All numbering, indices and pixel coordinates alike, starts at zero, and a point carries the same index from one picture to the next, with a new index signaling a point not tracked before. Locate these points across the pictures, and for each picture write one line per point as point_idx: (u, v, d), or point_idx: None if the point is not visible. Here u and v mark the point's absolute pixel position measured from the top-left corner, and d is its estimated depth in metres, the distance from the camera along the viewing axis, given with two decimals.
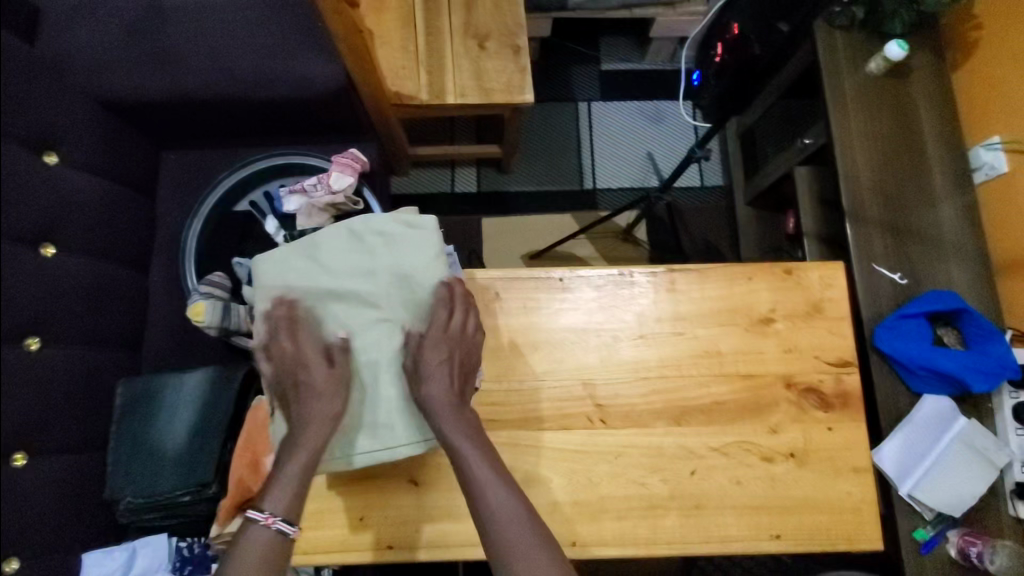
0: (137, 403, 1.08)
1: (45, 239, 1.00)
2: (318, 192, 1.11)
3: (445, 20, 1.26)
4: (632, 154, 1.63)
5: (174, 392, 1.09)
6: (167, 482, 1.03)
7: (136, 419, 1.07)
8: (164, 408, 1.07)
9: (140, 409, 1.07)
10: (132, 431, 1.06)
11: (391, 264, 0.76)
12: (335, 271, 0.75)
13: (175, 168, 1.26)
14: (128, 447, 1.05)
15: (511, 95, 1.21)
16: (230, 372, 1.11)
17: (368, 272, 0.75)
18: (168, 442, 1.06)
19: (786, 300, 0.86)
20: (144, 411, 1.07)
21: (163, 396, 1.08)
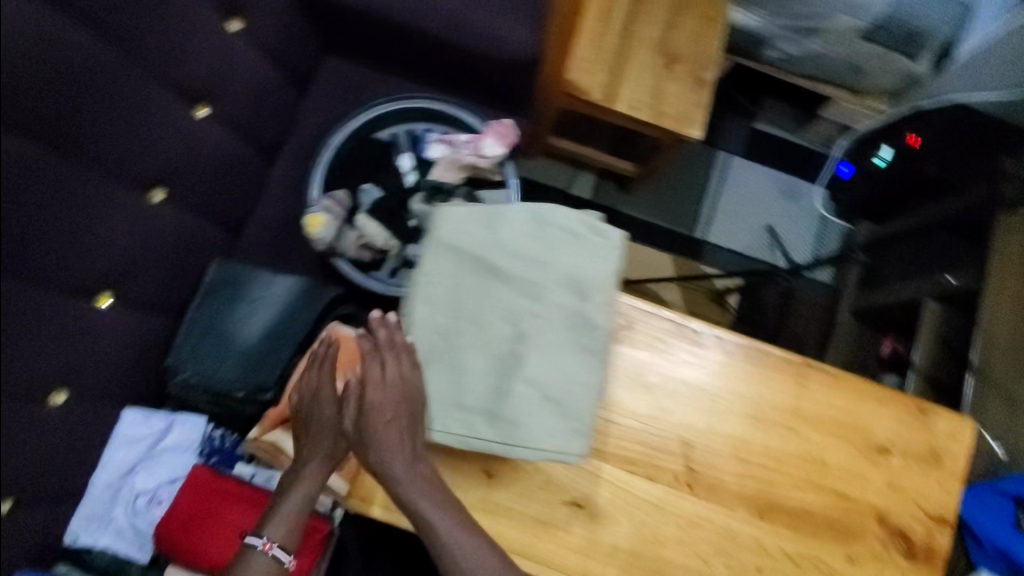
0: (225, 286, 1.07)
1: (201, 99, 1.00)
2: (465, 150, 1.11)
3: (643, 29, 1.24)
4: (753, 221, 1.62)
5: (263, 289, 1.08)
6: (228, 373, 1.02)
7: (219, 301, 1.06)
8: (248, 301, 1.07)
9: (226, 293, 1.06)
10: (210, 311, 1.05)
11: (569, 267, 0.65)
12: (508, 251, 0.65)
13: (333, 75, 1.25)
14: (201, 326, 1.04)
15: (681, 125, 1.19)
16: (321, 289, 1.10)
17: (541, 264, 0.65)
18: (240, 335, 1.05)
19: (906, 436, 0.83)
20: (229, 297, 1.06)
21: (250, 289, 1.08)
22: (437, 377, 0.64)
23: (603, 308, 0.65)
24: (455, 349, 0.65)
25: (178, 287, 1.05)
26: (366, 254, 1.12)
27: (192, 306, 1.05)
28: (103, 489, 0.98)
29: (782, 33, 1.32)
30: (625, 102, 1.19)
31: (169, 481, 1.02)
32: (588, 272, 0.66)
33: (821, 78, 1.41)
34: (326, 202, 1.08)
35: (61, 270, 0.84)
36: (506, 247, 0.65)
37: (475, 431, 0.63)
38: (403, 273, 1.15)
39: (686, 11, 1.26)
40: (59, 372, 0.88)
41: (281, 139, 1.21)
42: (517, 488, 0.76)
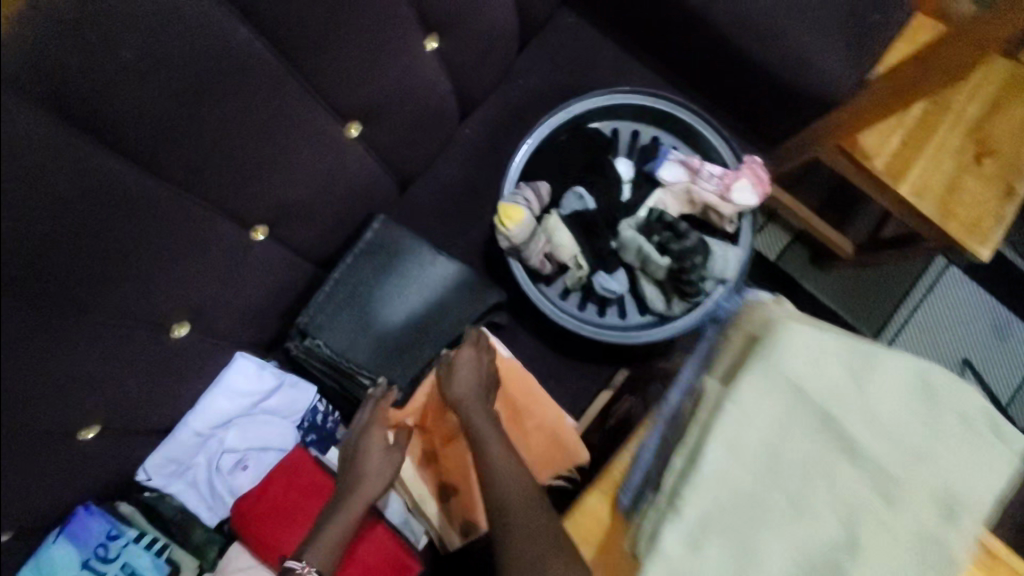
0: (382, 252, 0.90)
1: (432, 30, 0.82)
2: (707, 184, 0.88)
3: (958, 101, 0.97)
4: (949, 350, 1.34)
5: (421, 269, 0.90)
6: (360, 357, 0.87)
7: (371, 269, 0.89)
8: (402, 278, 0.90)
9: (381, 261, 0.89)
10: (358, 277, 0.88)
11: (942, 473, 0.46)
12: (873, 418, 0.46)
13: (565, 34, 1.03)
14: (345, 292, 0.88)
15: (969, 236, 0.93)
16: (483, 293, 0.92)
17: (908, 452, 0.46)
18: (383, 316, 0.88)
19: None
20: (383, 268, 0.89)
21: (408, 265, 0.90)
22: (716, 551, 0.45)
23: (967, 549, 0.45)
24: (753, 524, 0.45)
25: (334, 235, 0.89)
26: (546, 265, 0.92)
27: (341, 265, 0.88)
28: (190, 436, 0.85)
29: None
30: (911, 184, 0.94)
31: (260, 448, 0.88)
32: (969, 492, 0.46)
33: None
34: (526, 193, 0.89)
35: (229, 194, 0.71)
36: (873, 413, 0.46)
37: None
38: (576, 298, 0.95)
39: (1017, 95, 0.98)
40: (190, 305, 0.75)
41: (488, 94, 1.01)
42: None
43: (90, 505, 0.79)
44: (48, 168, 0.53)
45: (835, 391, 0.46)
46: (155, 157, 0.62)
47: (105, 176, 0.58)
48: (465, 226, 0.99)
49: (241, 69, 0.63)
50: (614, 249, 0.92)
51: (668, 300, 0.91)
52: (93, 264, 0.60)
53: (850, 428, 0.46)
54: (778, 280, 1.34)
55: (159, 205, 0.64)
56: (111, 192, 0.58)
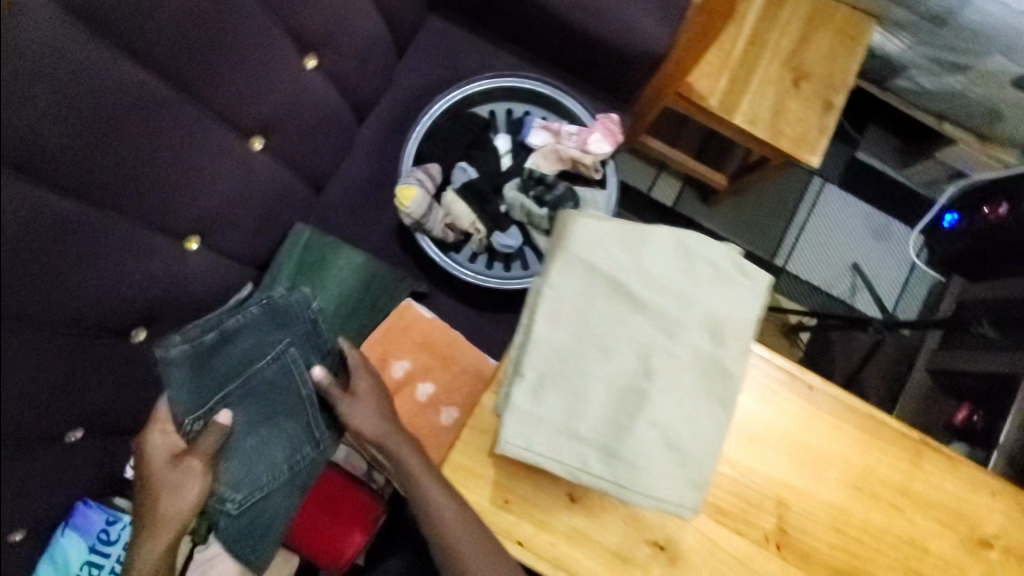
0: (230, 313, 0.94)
1: (312, 50, 0.96)
2: (570, 142, 1.05)
3: (773, 38, 1.14)
4: (837, 258, 1.51)
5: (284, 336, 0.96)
6: (232, 462, 0.89)
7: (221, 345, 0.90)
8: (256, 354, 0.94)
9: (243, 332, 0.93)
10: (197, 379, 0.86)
11: (708, 307, 0.60)
12: (651, 276, 0.60)
13: (436, 38, 1.19)
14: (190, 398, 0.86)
15: (798, 149, 1.10)
16: (402, 274, 1.09)
17: (680, 296, 0.60)
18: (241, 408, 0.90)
19: (1016, 534, 0.76)
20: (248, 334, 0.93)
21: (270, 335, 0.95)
22: (557, 399, 0.59)
23: (738, 359, 0.60)
24: (581, 376, 0.59)
25: (260, 237, 1.03)
26: (450, 234, 1.07)
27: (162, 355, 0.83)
28: None
29: (922, 62, 1.19)
30: (743, 115, 1.11)
31: None
32: (729, 316, 0.60)
33: (947, 117, 1.29)
34: (419, 174, 1.04)
35: (158, 214, 0.84)
36: (649, 273, 0.60)
37: (588, 466, 0.58)
38: (484, 260, 1.11)
39: (823, 25, 1.16)
40: (144, 313, 0.87)
41: (375, 94, 1.15)
42: (603, 517, 0.72)
43: (87, 500, 0.93)
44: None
45: (619, 264, 0.61)
46: (78, 187, 0.71)
47: (42, 211, 0.68)
48: (377, 215, 1.14)
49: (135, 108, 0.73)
50: (504, 211, 1.07)
51: None
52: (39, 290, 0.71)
53: (636, 292, 0.60)
54: (676, 220, 1.51)
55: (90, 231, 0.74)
56: (49, 221, 0.69)
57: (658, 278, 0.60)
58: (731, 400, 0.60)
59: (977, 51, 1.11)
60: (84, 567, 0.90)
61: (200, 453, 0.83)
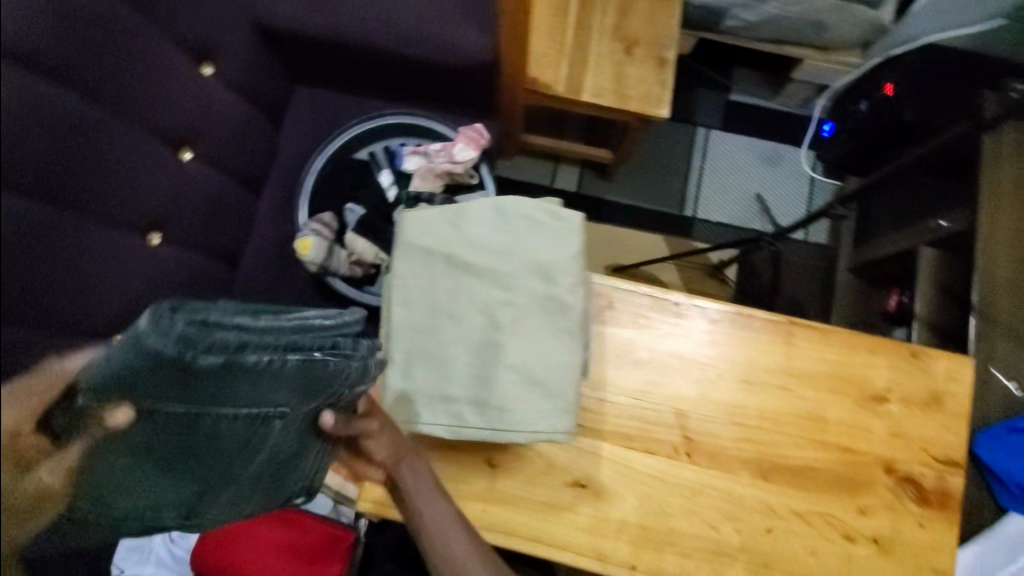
0: (159, 347, 0.39)
1: (184, 144, 1.05)
2: (440, 158, 1.15)
3: (598, 18, 1.25)
4: (740, 193, 1.60)
5: (269, 416, 0.49)
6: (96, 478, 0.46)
7: (154, 381, 0.41)
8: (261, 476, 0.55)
9: (226, 423, 0.47)
10: (131, 377, 0.40)
11: (530, 254, 0.69)
12: (477, 243, 0.70)
13: (305, 104, 1.29)
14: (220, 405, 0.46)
15: (647, 106, 1.20)
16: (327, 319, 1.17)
17: (505, 252, 0.69)
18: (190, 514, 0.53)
19: (906, 382, 0.81)
20: (240, 416, 0.47)
21: (299, 452, 0.57)
22: (424, 370, 0.67)
23: (570, 289, 0.68)
24: (441, 345, 0.68)
25: None
26: (358, 269, 1.15)
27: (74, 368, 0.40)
28: None
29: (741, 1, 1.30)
30: (590, 92, 1.21)
31: None
32: (552, 256, 0.69)
33: (786, 40, 1.39)
34: (313, 224, 1.12)
35: (85, 317, 0.88)
36: (475, 241, 0.70)
37: (465, 419, 0.66)
38: None
39: None
40: None
41: (263, 168, 1.24)
42: (522, 474, 0.77)
43: None
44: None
45: (448, 242, 0.70)
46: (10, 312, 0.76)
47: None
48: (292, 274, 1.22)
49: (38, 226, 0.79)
50: None
51: None
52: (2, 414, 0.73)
53: (467, 260, 0.69)
54: (584, 202, 1.59)
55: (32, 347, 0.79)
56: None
57: (483, 243, 0.70)
58: (573, 326, 0.68)
59: None
60: None
61: (51, 461, 0.41)
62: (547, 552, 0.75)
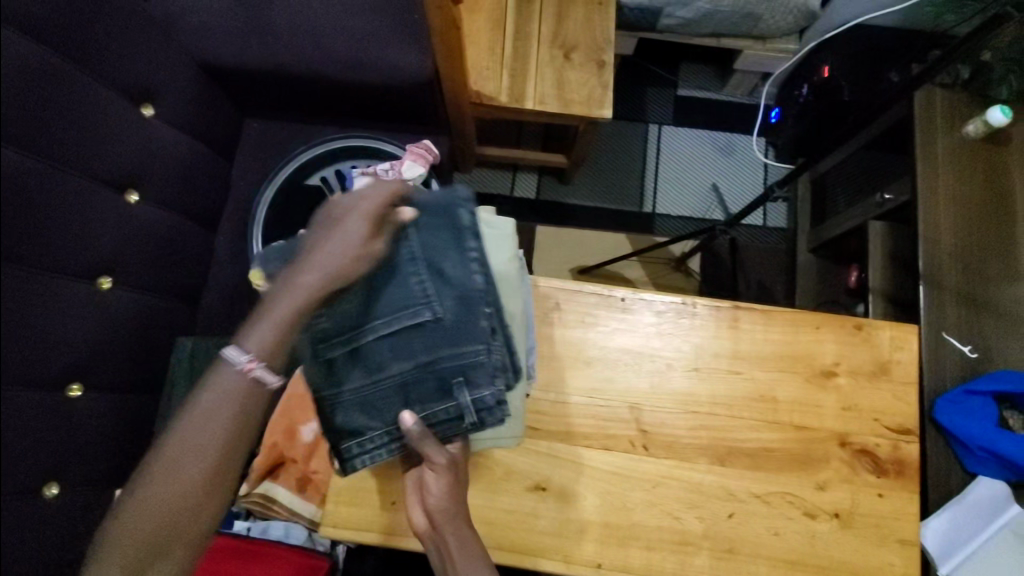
0: (454, 214, 0.72)
1: (130, 186, 1.06)
2: (388, 177, 1.14)
3: (534, 27, 1.27)
4: (698, 185, 1.62)
5: (469, 278, 0.69)
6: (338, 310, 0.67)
7: (438, 216, 0.71)
8: (425, 345, 0.68)
9: (439, 254, 0.69)
10: (438, 222, 0.71)
11: None
12: None
13: (255, 135, 1.30)
14: (449, 232, 0.70)
15: (590, 108, 1.22)
16: None
17: None
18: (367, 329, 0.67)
19: (853, 355, 0.83)
20: (452, 262, 0.69)
21: (440, 369, 0.69)
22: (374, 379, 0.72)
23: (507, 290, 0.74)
24: None
25: (145, 364, 1.09)
26: None
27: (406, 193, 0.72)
28: None
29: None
30: (532, 99, 1.23)
31: None
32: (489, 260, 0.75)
33: (723, 33, 1.42)
34: None
35: (29, 374, 0.88)
36: None
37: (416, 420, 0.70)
38: None
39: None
40: (50, 466, 0.91)
41: (215, 203, 1.24)
42: (482, 482, 0.78)
43: None
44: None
45: None
46: None
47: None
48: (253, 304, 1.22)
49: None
50: None
51: None
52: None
53: None
54: (545, 208, 1.60)
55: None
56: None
57: None
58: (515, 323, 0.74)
59: None
60: None
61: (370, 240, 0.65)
62: (514, 560, 0.76)
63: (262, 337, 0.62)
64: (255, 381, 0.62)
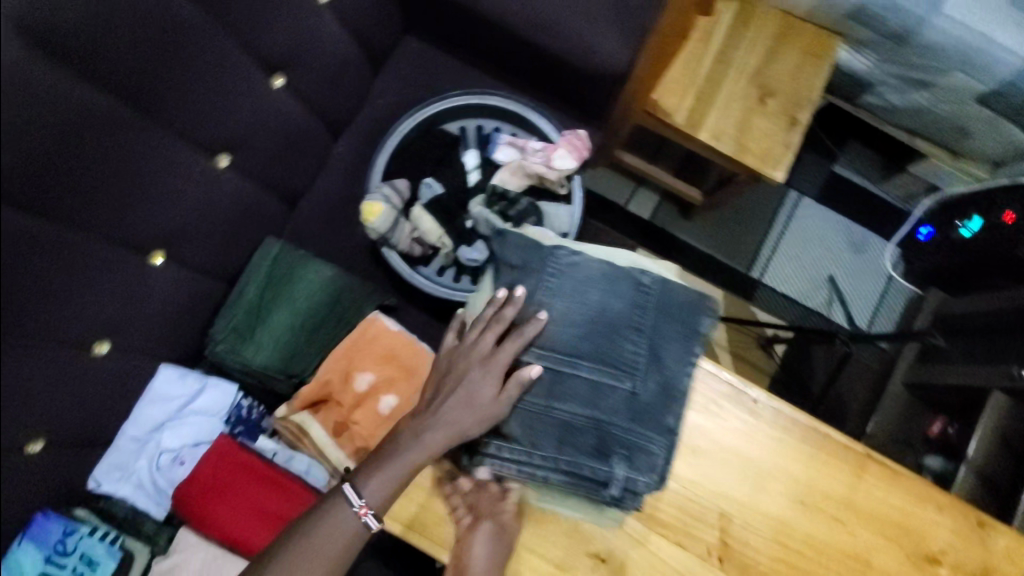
0: (698, 313, 0.65)
1: (279, 69, 0.98)
2: (536, 157, 1.06)
3: (739, 56, 1.15)
4: (814, 270, 1.52)
5: (681, 375, 0.65)
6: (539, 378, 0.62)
7: (679, 301, 0.65)
8: (616, 410, 0.62)
9: (665, 340, 0.64)
10: (669, 322, 0.64)
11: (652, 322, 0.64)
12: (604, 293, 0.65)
13: (410, 56, 1.20)
14: (687, 325, 0.65)
15: (763, 164, 1.11)
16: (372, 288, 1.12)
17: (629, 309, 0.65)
18: (574, 367, 0.62)
19: (964, 550, 0.76)
20: (676, 352, 0.64)
21: (609, 435, 0.62)
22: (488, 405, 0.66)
23: (682, 375, 0.64)
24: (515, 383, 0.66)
25: (227, 253, 1.04)
26: (416, 248, 1.09)
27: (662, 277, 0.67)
28: (129, 441, 0.99)
29: (889, 79, 1.21)
30: (707, 131, 1.12)
31: (194, 443, 1.02)
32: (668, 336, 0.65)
33: (919, 132, 1.29)
34: (385, 189, 1.05)
35: (116, 224, 0.84)
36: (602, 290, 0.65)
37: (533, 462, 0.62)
38: (451, 273, 1.12)
39: (789, 43, 1.17)
40: (105, 323, 0.89)
41: (347, 112, 1.16)
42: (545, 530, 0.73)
43: (47, 511, 0.91)
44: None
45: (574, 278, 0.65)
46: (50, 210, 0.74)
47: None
48: (348, 229, 1.15)
49: (109, 122, 0.77)
50: (471, 226, 1.07)
51: None
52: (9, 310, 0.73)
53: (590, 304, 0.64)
54: (654, 234, 1.51)
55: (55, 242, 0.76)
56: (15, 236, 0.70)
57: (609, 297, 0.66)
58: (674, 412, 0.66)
59: (938, 68, 1.11)
60: None
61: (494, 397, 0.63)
62: None
63: (380, 483, 0.67)
64: (360, 524, 0.68)
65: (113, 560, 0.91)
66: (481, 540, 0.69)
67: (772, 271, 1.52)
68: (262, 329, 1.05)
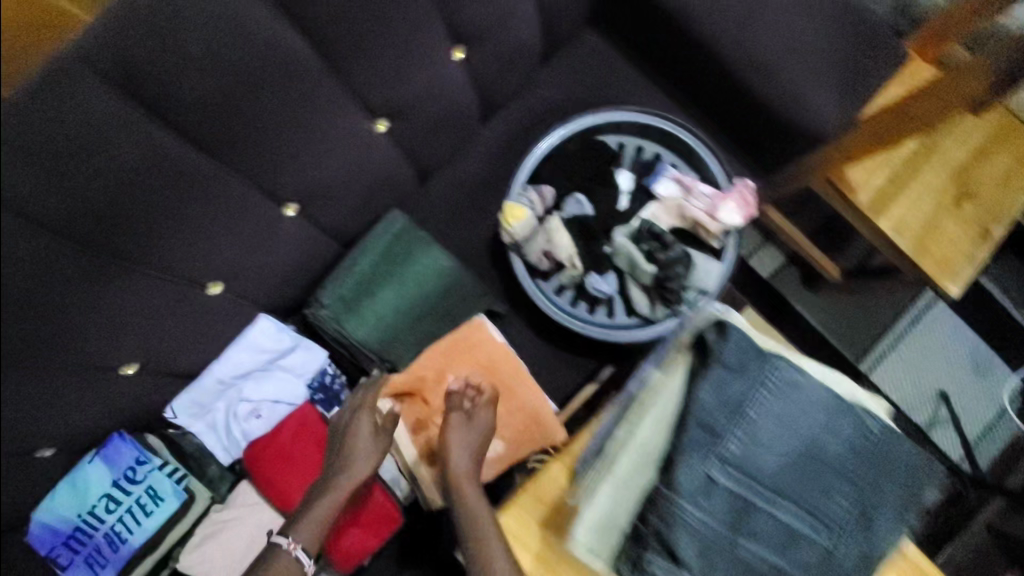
0: (917, 481, 0.59)
1: (462, 42, 0.90)
2: (699, 202, 0.96)
3: (947, 145, 1.02)
4: (926, 384, 1.40)
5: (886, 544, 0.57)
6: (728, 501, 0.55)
7: (894, 456, 0.58)
8: (805, 560, 0.55)
9: (877, 496, 0.57)
10: (880, 477, 0.58)
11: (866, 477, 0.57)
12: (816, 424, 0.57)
13: (585, 53, 1.11)
14: (900, 485, 0.58)
15: (938, 273, 1.00)
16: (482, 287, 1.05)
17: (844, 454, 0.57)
18: (771, 503, 0.55)
19: None
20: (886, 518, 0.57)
21: None
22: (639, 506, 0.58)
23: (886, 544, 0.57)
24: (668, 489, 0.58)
25: (355, 216, 0.98)
26: (544, 263, 1.01)
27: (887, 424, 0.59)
28: (213, 384, 0.95)
29: None
30: (890, 220, 1.00)
31: (273, 400, 0.98)
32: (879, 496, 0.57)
33: None
34: (532, 195, 0.98)
35: (264, 169, 0.79)
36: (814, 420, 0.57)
37: None
38: (569, 295, 1.04)
39: (1006, 145, 1.03)
40: (224, 266, 0.84)
41: (508, 97, 1.08)
42: None
43: (122, 433, 0.90)
44: (109, 138, 0.65)
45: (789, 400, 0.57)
46: (203, 139, 0.72)
47: (149, 137, 0.68)
48: (474, 220, 1.08)
49: (286, 66, 0.74)
50: (608, 254, 0.99)
51: (653, 304, 0.99)
52: (137, 228, 0.71)
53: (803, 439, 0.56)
54: (768, 298, 1.41)
55: (197, 173, 0.73)
56: (163, 158, 0.70)
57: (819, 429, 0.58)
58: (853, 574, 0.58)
59: None
60: (100, 500, 0.86)
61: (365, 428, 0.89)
62: None
63: (309, 524, 0.83)
64: (293, 558, 0.80)
65: (176, 497, 0.89)
66: (460, 431, 0.88)
67: (881, 370, 1.40)
68: (367, 305, 0.99)
